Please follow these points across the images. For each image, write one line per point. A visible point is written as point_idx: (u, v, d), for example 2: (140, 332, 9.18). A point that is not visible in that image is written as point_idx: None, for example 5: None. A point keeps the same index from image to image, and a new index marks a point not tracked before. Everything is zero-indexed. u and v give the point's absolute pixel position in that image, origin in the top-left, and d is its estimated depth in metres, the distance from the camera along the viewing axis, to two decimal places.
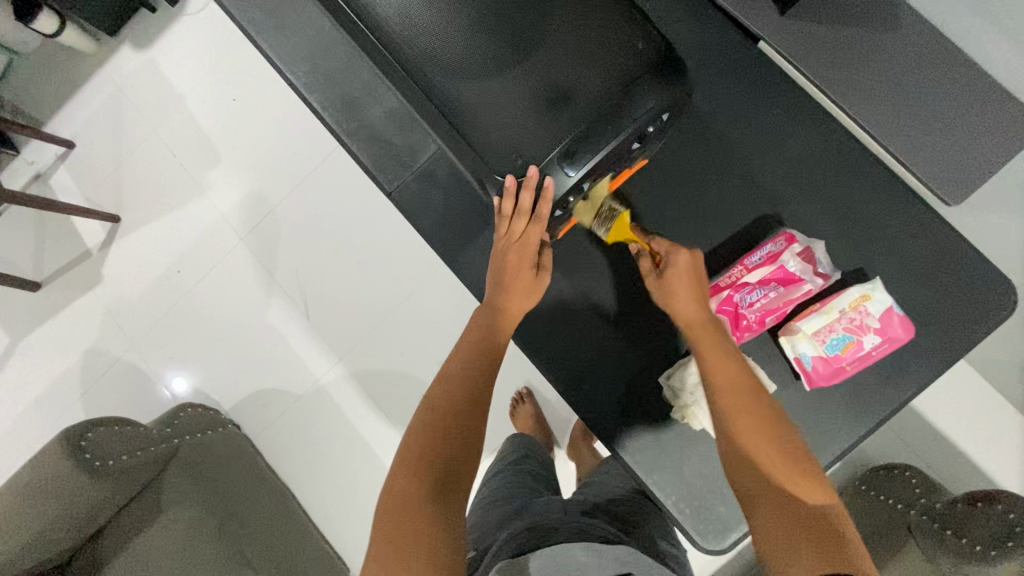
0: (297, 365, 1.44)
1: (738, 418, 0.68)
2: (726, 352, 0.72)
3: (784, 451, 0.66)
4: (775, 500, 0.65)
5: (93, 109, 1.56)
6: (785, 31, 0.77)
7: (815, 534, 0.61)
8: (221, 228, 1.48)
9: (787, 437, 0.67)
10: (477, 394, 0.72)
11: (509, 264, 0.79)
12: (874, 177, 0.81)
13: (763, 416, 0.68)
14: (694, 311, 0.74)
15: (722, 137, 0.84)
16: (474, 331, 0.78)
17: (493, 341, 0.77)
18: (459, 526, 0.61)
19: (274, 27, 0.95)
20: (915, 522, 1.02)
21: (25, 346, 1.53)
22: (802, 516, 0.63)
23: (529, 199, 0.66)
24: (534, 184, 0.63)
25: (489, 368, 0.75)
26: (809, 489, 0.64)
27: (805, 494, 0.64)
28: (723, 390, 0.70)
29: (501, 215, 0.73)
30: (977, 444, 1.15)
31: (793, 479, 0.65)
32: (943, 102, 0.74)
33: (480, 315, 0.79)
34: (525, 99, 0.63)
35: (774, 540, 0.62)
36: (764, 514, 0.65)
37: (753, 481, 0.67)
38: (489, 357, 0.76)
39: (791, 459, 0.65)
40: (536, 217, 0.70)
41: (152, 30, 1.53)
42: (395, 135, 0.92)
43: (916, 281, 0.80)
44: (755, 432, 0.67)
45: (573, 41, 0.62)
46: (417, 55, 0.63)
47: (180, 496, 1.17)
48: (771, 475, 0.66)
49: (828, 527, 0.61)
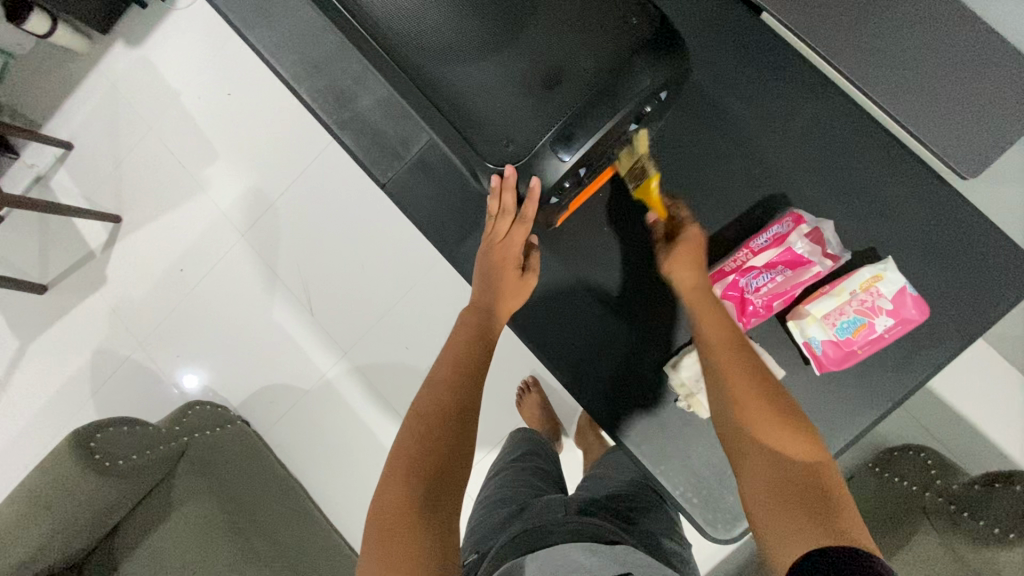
0: (304, 360, 1.44)
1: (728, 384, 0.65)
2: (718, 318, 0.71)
3: (776, 410, 0.62)
4: (763, 461, 0.59)
5: (89, 109, 1.55)
6: (790, 2, 0.73)
7: (804, 496, 0.55)
8: (221, 224, 1.48)
9: (775, 396, 0.63)
10: (465, 394, 0.71)
11: (494, 264, 0.78)
12: (886, 152, 0.78)
13: (753, 381, 0.64)
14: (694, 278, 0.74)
15: (725, 115, 0.81)
16: (462, 333, 0.77)
17: (481, 344, 0.76)
18: (451, 530, 0.61)
19: (261, 18, 0.92)
20: (930, 504, 0.99)
21: (35, 348, 1.55)
22: (792, 477, 0.57)
23: (513, 198, 0.65)
24: (513, 183, 0.62)
25: (477, 371, 0.74)
26: (800, 448, 0.59)
27: (795, 453, 0.59)
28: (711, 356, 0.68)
29: (489, 212, 0.73)
30: (994, 422, 1.12)
31: (781, 436, 0.60)
32: (957, 69, 0.70)
33: (468, 317, 0.79)
34: (516, 81, 0.60)
35: (762, 506, 0.56)
36: (753, 482, 0.59)
37: (743, 444, 0.62)
38: (475, 361, 0.74)
39: (778, 415, 0.62)
40: (522, 216, 0.69)
41: (144, 27, 1.51)
42: (387, 125, 0.89)
43: (931, 259, 0.77)
44: (741, 395, 0.64)
45: (564, 19, 0.60)
46: (403, 39, 0.61)
47: (192, 492, 1.18)
48: (758, 434, 0.61)
49: (820, 488, 0.55)
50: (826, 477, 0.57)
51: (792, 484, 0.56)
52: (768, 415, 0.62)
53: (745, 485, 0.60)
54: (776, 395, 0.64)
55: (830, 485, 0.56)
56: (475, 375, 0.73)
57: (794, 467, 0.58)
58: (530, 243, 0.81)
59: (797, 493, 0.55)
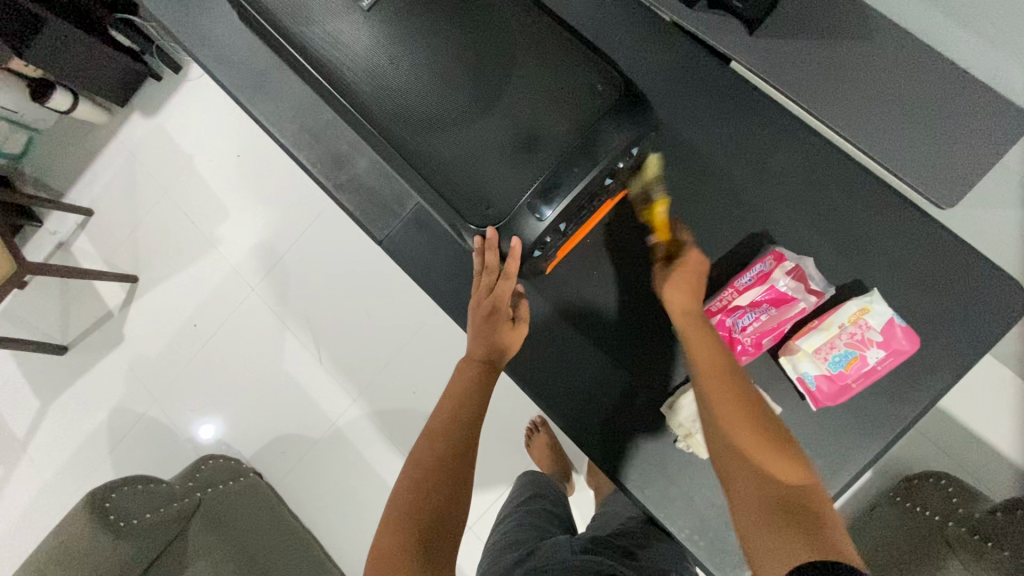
0: (313, 410, 1.46)
1: (723, 408, 0.67)
2: (709, 341, 0.71)
3: (770, 436, 0.64)
4: (754, 482, 0.61)
5: (107, 176, 1.64)
6: (756, 53, 0.78)
7: (793, 513, 0.57)
8: (233, 280, 1.53)
9: (766, 423, 0.65)
10: (460, 445, 0.72)
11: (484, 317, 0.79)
12: (864, 187, 0.80)
13: (744, 406, 0.66)
14: (687, 301, 0.74)
15: (703, 159, 0.83)
16: (457, 384, 0.78)
17: (477, 394, 0.77)
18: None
19: (262, 91, 0.99)
20: (953, 535, 0.96)
21: (56, 408, 1.59)
22: (782, 496, 0.59)
23: (497, 257, 0.67)
24: (496, 244, 0.65)
25: (471, 422, 0.75)
26: (788, 469, 0.61)
27: (783, 473, 0.61)
28: (711, 378, 0.69)
29: (474, 270, 0.74)
30: (1014, 442, 1.10)
31: (771, 459, 0.62)
32: (919, 107, 0.74)
33: (462, 367, 0.80)
34: (494, 146, 0.64)
35: (748, 521, 0.59)
36: (740, 498, 0.61)
37: (729, 463, 0.64)
38: (471, 410, 0.76)
39: (770, 440, 0.64)
40: (506, 273, 0.71)
41: (157, 99, 1.60)
42: (383, 185, 0.94)
43: (920, 288, 0.78)
44: (737, 420, 0.65)
45: (537, 87, 0.64)
46: (387, 113, 0.64)
47: (203, 549, 1.20)
48: (749, 454, 0.63)
49: (810, 506, 0.57)
50: (815, 497, 0.59)
51: (782, 502, 0.58)
52: (763, 440, 0.64)
53: (732, 499, 0.62)
54: (769, 420, 0.66)
55: (819, 504, 0.58)
56: (471, 424, 0.75)
57: (786, 487, 0.60)
58: (518, 292, 0.82)
59: (784, 510, 0.57)
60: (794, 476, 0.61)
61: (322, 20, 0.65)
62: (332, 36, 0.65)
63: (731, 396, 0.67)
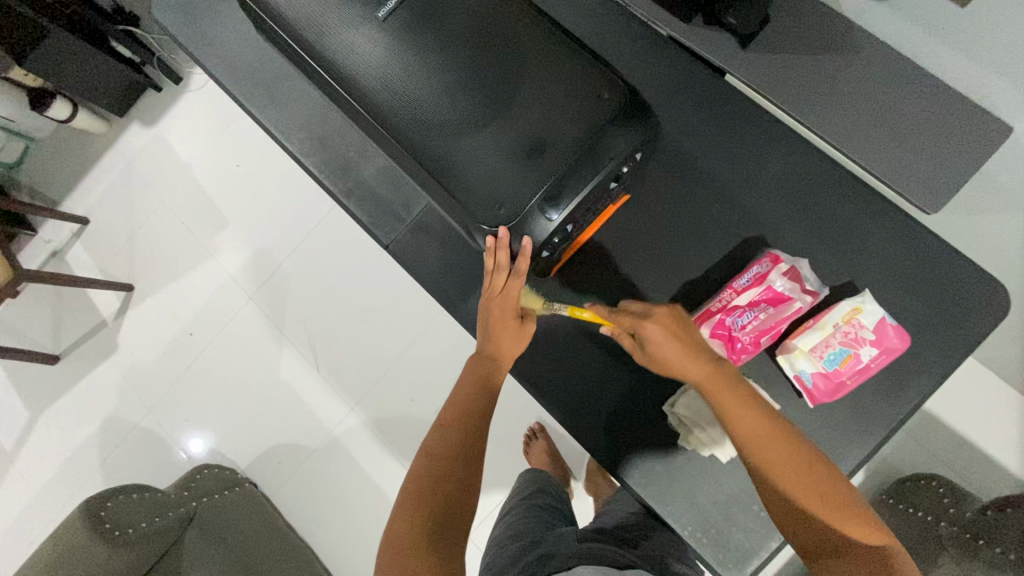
0: (311, 419, 1.46)
1: (787, 485, 0.65)
2: (740, 408, 0.68)
3: (831, 496, 0.64)
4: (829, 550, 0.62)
5: (105, 185, 1.64)
6: (749, 64, 0.82)
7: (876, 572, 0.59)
8: (230, 288, 1.53)
9: (825, 480, 0.65)
10: (471, 439, 0.73)
11: (491, 317, 0.80)
12: (853, 193, 0.84)
13: (800, 466, 0.65)
14: (693, 375, 0.71)
15: (700, 167, 0.87)
16: (467, 379, 0.81)
17: (485, 390, 0.79)
18: (453, 564, 0.63)
19: (270, 99, 1.01)
20: (946, 535, 0.99)
21: (46, 418, 1.57)
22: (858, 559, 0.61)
23: (507, 257, 0.69)
24: (506, 244, 0.67)
25: (482, 417, 0.76)
26: (859, 525, 0.63)
27: (857, 532, 0.62)
28: (761, 445, 0.66)
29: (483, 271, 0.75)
30: (998, 442, 1.14)
31: (838, 519, 0.63)
32: (905, 118, 0.78)
33: (471, 365, 0.82)
34: (504, 151, 0.66)
35: None
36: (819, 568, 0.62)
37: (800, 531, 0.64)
38: (480, 406, 0.77)
39: (834, 499, 0.64)
40: (515, 272, 0.73)
41: (157, 108, 1.62)
42: (389, 191, 0.96)
43: (908, 289, 0.81)
44: (799, 485, 0.64)
45: (545, 96, 0.67)
46: (400, 119, 0.67)
47: (198, 560, 1.19)
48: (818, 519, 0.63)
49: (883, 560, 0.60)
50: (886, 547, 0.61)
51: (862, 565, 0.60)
52: (827, 499, 0.64)
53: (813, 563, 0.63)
54: (828, 477, 0.65)
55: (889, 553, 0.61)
56: (482, 420, 0.76)
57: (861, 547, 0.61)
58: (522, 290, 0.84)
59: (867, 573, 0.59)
60: (865, 530, 0.62)
61: (336, 29, 0.68)
62: (345, 44, 0.68)
63: (785, 456, 0.66)
